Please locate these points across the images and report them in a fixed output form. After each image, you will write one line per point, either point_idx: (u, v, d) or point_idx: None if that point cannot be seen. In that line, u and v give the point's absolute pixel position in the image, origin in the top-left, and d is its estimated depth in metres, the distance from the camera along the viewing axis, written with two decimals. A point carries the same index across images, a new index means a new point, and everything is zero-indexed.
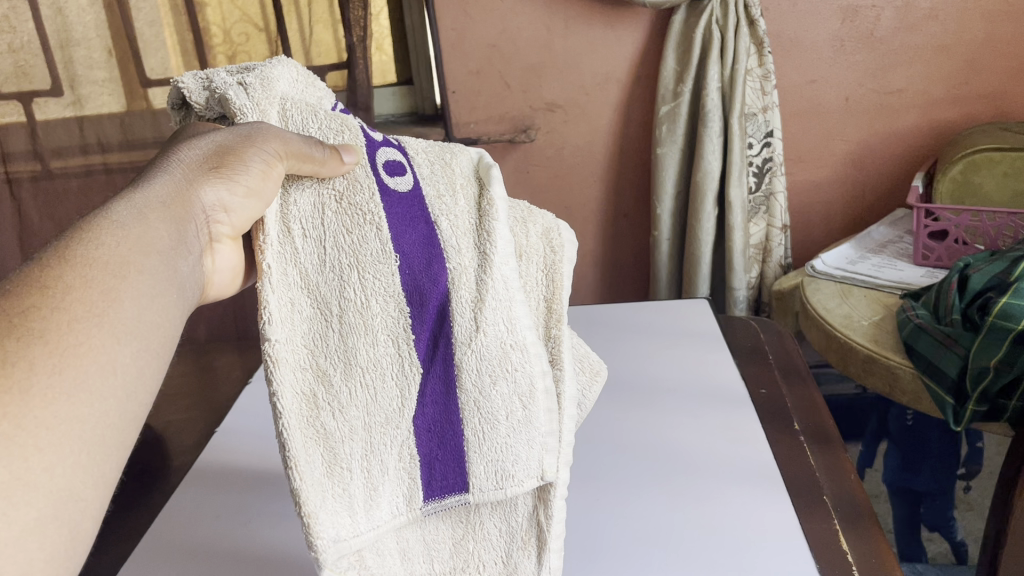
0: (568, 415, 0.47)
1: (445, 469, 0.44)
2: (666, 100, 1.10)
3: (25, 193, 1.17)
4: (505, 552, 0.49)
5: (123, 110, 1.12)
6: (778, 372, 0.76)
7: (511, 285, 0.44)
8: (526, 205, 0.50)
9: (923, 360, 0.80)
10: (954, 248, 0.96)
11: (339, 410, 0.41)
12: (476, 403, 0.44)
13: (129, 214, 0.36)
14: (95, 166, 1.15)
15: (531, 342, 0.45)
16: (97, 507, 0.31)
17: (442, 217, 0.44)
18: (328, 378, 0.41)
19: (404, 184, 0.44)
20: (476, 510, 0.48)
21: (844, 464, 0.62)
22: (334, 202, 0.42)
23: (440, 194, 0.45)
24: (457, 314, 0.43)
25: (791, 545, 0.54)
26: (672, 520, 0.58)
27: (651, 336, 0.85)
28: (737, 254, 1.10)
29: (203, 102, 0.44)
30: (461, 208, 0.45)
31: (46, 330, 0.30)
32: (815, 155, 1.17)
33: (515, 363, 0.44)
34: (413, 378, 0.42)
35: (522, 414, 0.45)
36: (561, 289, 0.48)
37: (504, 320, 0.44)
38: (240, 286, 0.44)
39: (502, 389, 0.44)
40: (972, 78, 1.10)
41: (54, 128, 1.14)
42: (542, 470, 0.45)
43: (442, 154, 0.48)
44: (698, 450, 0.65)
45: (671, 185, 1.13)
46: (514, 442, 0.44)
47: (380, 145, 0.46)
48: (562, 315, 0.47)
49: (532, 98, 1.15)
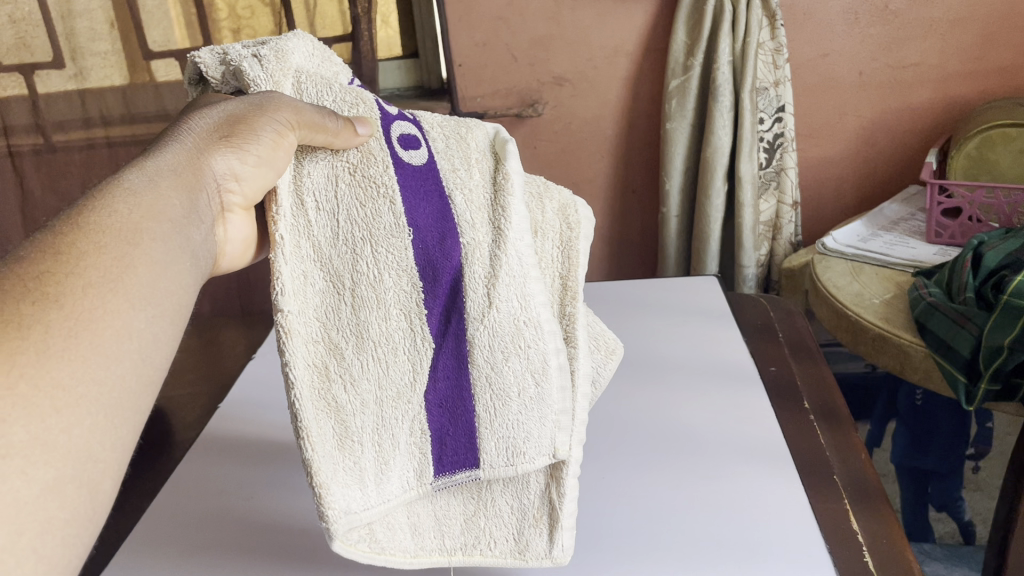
0: (583, 393, 0.45)
1: (459, 444, 0.43)
2: (676, 74, 1.08)
3: (26, 165, 1.15)
4: (516, 530, 0.48)
5: (126, 83, 1.11)
6: (787, 351, 0.75)
7: (526, 262, 0.43)
8: (543, 180, 0.48)
9: (935, 339, 0.78)
10: (967, 226, 0.95)
11: (351, 383, 0.40)
12: (488, 378, 0.43)
13: (142, 180, 0.35)
14: (98, 140, 1.14)
15: (546, 319, 0.43)
16: (116, 470, 0.30)
17: (456, 190, 0.43)
18: (340, 351, 0.40)
19: (419, 158, 0.43)
20: (488, 486, 0.47)
21: (853, 442, 0.61)
22: (346, 174, 0.41)
23: (454, 169, 0.44)
24: (470, 291, 0.42)
25: (800, 526, 0.53)
26: (688, 501, 0.56)
27: (660, 313, 0.84)
28: (746, 231, 1.08)
29: (220, 76, 0.43)
30: (476, 181, 0.44)
31: (61, 294, 0.29)
32: (826, 130, 1.15)
33: (529, 340, 0.43)
34: (426, 352, 0.41)
35: (534, 391, 0.43)
36: (577, 266, 0.46)
37: (518, 296, 0.42)
38: (251, 258, 0.43)
39: (515, 366, 0.43)
40: (987, 52, 1.08)
41: (56, 100, 1.12)
42: (554, 448, 0.44)
43: (458, 129, 0.46)
44: (707, 428, 0.64)
45: (680, 162, 1.11)
46: (526, 418, 0.43)
47: (396, 117, 0.45)
48: (578, 292, 0.46)
49: (539, 71, 1.13)
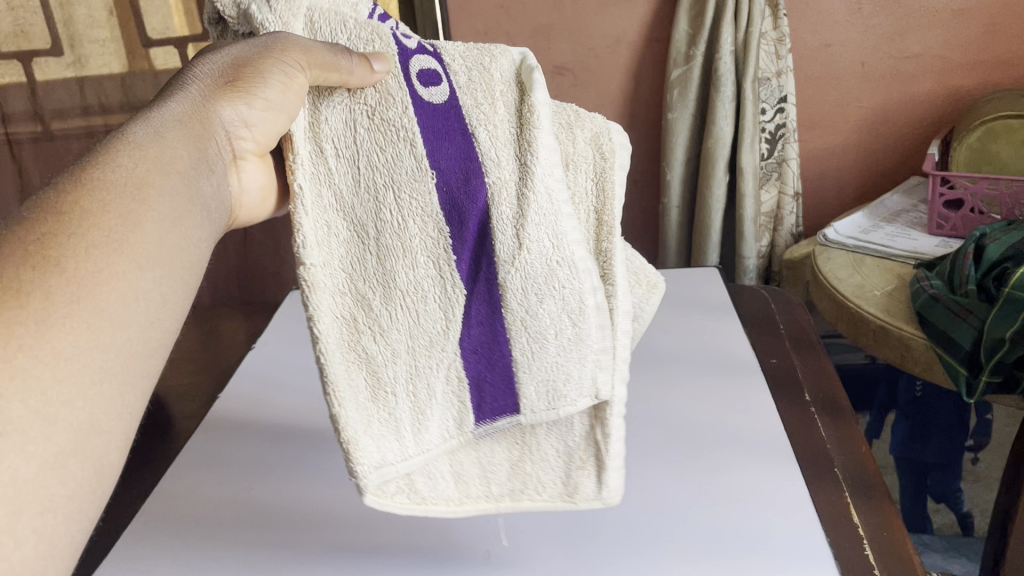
0: (622, 330, 0.45)
1: (497, 391, 0.44)
2: (678, 63, 1.07)
3: (25, 154, 1.09)
4: (564, 474, 0.48)
5: (124, 70, 1.09)
6: (788, 343, 0.75)
7: (556, 201, 0.42)
8: (574, 108, 0.46)
9: (936, 330, 0.78)
10: (968, 218, 0.95)
11: (381, 334, 0.41)
12: (527, 320, 0.43)
13: (149, 135, 0.36)
14: (98, 128, 1.10)
15: (580, 257, 0.43)
16: (122, 439, 0.30)
17: (480, 127, 0.42)
18: (368, 302, 0.41)
19: (441, 96, 0.42)
20: (532, 431, 0.47)
21: (855, 436, 0.61)
22: (368, 119, 0.40)
23: (479, 103, 0.42)
24: (502, 234, 0.41)
25: (801, 520, 0.53)
26: (686, 494, 0.56)
27: (662, 305, 0.83)
28: (748, 222, 1.08)
29: (233, 15, 0.42)
30: (501, 115, 0.42)
31: (62, 257, 0.29)
32: (828, 121, 1.15)
33: (563, 280, 0.42)
34: (455, 301, 0.41)
35: (572, 332, 0.43)
36: (614, 199, 0.44)
37: (550, 236, 0.42)
38: (272, 206, 0.45)
39: (550, 307, 0.42)
40: (993, 43, 1.07)
41: (55, 89, 1.07)
42: (597, 389, 0.44)
43: (481, 59, 0.44)
44: (707, 421, 0.64)
45: (681, 152, 1.11)
46: (566, 360, 0.43)
47: (414, 48, 0.43)
48: (615, 226, 0.44)
49: (541, 60, 1.13)
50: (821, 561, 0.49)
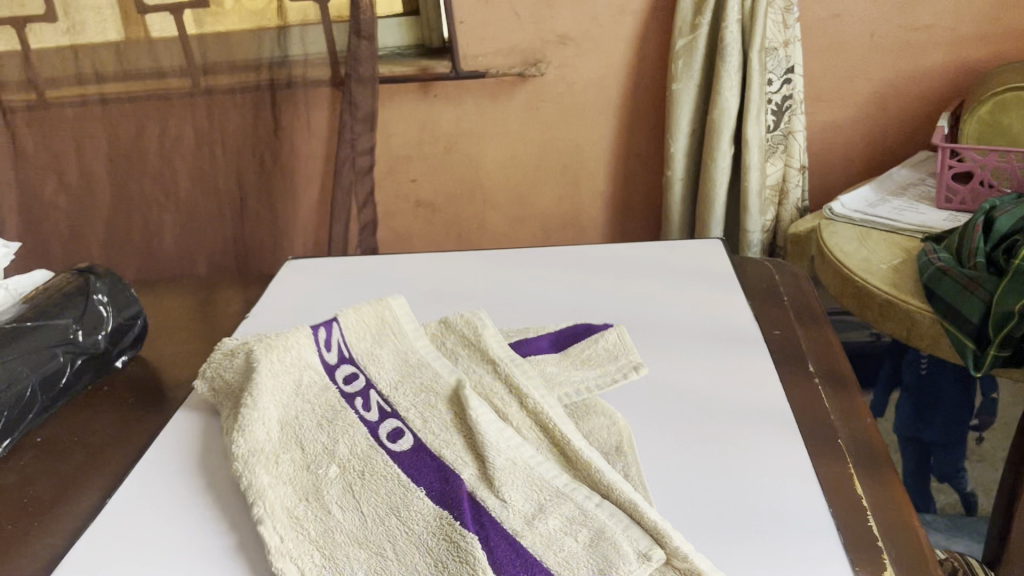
0: (561, 463, 0.50)
1: (473, 509, 0.46)
2: (683, 33, 1.05)
3: (18, 123, 0.99)
4: (600, 559, 0.43)
5: (120, 38, 0.96)
6: (792, 315, 0.73)
7: (442, 405, 0.54)
8: (489, 385, 0.56)
9: (943, 304, 0.76)
10: (978, 191, 0.93)
11: (328, 500, 0.49)
12: (491, 479, 0.48)
13: None
14: (91, 97, 0.99)
15: (490, 423, 0.51)
16: None
17: (378, 372, 0.57)
18: (320, 471, 0.51)
19: (348, 368, 0.57)
20: (553, 534, 0.44)
21: (860, 409, 0.60)
22: (304, 428, 0.54)
23: (376, 353, 0.58)
24: (407, 427, 0.53)
25: (805, 490, 0.51)
26: (685, 463, 0.53)
27: (665, 276, 0.81)
28: (753, 195, 1.06)
29: None
30: (392, 363, 0.58)
31: None
32: (834, 94, 1.13)
33: (489, 439, 0.50)
34: (377, 475, 0.49)
35: (528, 468, 0.49)
36: (518, 394, 0.55)
37: (443, 431, 0.52)
38: None
39: (494, 453, 0.49)
40: (1003, 14, 1.05)
41: (47, 55, 0.97)
42: (563, 488, 0.47)
43: (383, 336, 0.59)
44: (704, 384, 0.62)
45: (686, 124, 1.09)
46: (527, 480, 0.48)
47: (335, 365, 0.58)
48: (525, 412, 0.53)
49: (542, 29, 1.11)
50: (824, 532, 0.47)
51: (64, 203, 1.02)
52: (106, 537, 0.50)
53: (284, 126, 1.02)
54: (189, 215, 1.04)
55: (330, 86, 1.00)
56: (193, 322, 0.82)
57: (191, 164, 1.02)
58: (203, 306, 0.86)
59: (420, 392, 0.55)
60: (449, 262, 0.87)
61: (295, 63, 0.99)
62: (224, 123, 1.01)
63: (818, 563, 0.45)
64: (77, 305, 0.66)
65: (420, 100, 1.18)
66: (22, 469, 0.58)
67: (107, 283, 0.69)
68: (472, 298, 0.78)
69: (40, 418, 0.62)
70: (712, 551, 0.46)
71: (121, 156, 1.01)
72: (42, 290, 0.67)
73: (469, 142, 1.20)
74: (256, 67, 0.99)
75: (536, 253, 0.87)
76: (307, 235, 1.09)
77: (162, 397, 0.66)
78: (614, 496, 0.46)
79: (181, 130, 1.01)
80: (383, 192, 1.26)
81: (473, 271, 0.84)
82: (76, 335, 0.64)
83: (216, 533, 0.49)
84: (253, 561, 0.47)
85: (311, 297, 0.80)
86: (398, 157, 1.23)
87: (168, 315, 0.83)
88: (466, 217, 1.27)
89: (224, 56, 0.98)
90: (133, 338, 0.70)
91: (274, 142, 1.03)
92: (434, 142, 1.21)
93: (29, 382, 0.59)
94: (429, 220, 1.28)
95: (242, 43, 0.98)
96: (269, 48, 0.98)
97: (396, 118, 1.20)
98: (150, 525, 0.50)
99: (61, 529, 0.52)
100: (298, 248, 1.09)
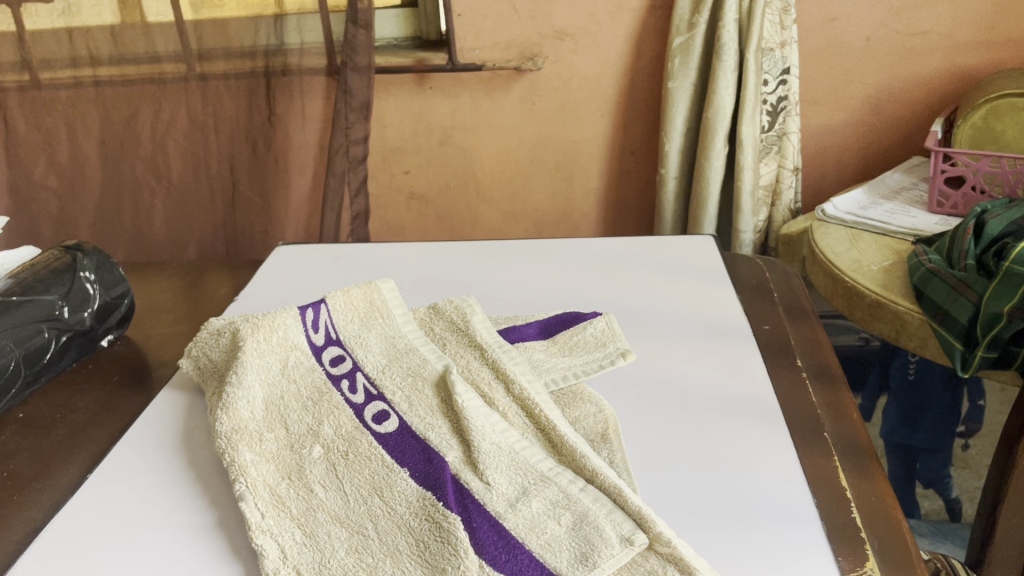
0: (548, 447, 0.49)
1: (456, 491, 0.46)
2: (680, 31, 1.05)
3: (10, 105, 0.98)
4: (580, 544, 0.42)
5: (115, 21, 0.95)
6: (782, 311, 0.73)
7: (429, 389, 0.54)
8: (478, 371, 0.56)
9: (933, 305, 0.77)
10: (969, 196, 0.93)
11: (310, 481, 0.49)
12: (475, 461, 0.48)
13: None
14: (85, 80, 0.98)
15: (476, 405, 0.51)
16: None
17: (364, 353, 0.57)
18: (304, 452, 0.51)
19: (335, 351, 0.57)
20: (535, 516, 0.44)
21: (847, 404, 0.60)
22: (289, 408, 0.53)
23: (363, 335, 0.58)
24: (393, 409, 0.52)
25: (790, 481, 0.50)
26: (668, 451, 0.53)
27: (657, 269, 0.81)
28: (745, 195, 1.07)
29: None
30: (380, 345, 0.58)
31: None
32: (831, 97, 1.13)
33: (474, 423, 0.50)
34: (361, 456, 0.49)
35: (511, 453, 0.48)
36: (504, 381, 0.54)
37: (430, 416, 0.52)
38: None
39: (480, 437, 0.49)
40: (1000, 21, 1.05)
41: (43, 37, 0.96)
42: (546, 471, 0.47)
43: (372, 318, 0.59)
44: (692, 374, 0.62)
45: (681, 123, 1.09)
46: (510, 465, 0.48)
47: (322, 347, 0.57)
48: (511, 399, 0.53)
49: (540, 24, 1.11)
50: (807, 521, 0.47)
51: (54, 185, 1.02)
52: (83, 513, 0.49)
53: (278, 113, 1.01)
54: (179, 199, 1.05)
55: (327, 74, 0.99)
56: (181, 303, 0.82)
57: (183, 148, 1.02)
58: (192, 288, 0.85)
59: (408, 374, 0.55)
60: (440, 251, 0.86)
61: (291, 51, 0.98)
62: (217, 111, 1.01)
63: (800, 553, 0.45)
64: (64, 281, 0.66)
65: (416, 91, 1.17)
66: (4, 443, 0.58)
67: (94, 260, 0.69)
68: (462, 287, 0.78)
69: (23, 393, 0.61)
70: (693, 538, 0.46)
71: (114, 139, 1.00)
72: (29, 266, 0.66)
73: (463, 135, 1.20)
74: (253, 54, 0.99)
75: (528, 244, 0.87)
76: (298, 222, 1.07)
77: (147, 375, 0.66)
78: (597, 482, 0.46)
79: (173, 115, 1.00)
80: (376, 182, 1.26)
81: (465, 261, 0.84)
82: (62, 312, 0.64)
83: (197, 509, 0.49)
84: (232, 538, 0.47)
85: (301, 281, 0.80)
86: (392, 148, 1.23)
87: (156, 296, 0.83)
88: (458, 210, 1.27)
89: (221, 43, 0.98)
90: (119, 316, 0.70)
91: (268, 130, 1.02)
92: (428, 135, 1.21)
93: (14, 356, 0.59)
94: (421, 212, 1.28)
95: (238, 30, 0.97)
96: (266, 35, 0.98)
97: (391, 110, 1.20)
98: (130, 500, 0.50)
99: (42, 502, 0.51)
100: (288, 236, 1.08)
